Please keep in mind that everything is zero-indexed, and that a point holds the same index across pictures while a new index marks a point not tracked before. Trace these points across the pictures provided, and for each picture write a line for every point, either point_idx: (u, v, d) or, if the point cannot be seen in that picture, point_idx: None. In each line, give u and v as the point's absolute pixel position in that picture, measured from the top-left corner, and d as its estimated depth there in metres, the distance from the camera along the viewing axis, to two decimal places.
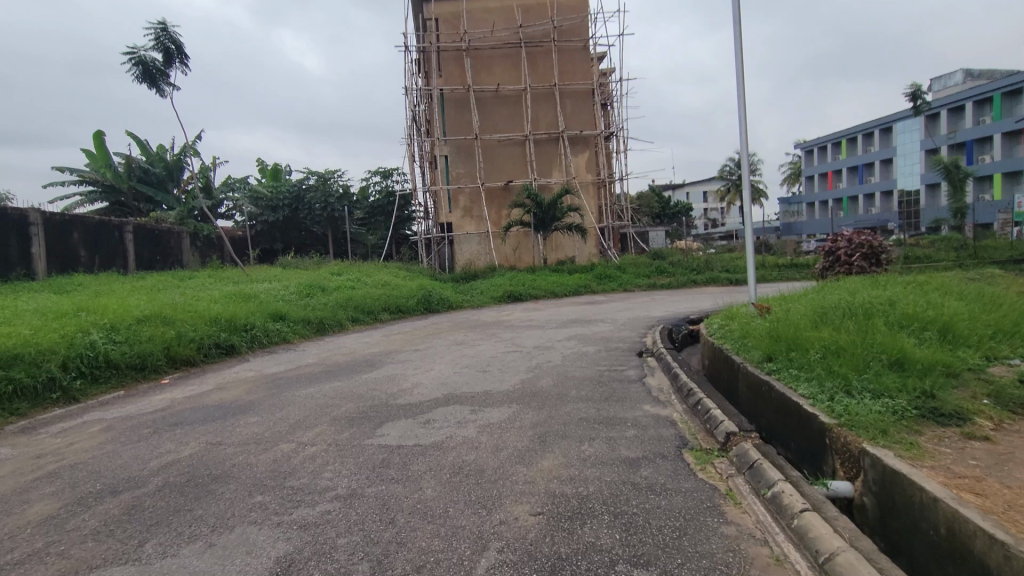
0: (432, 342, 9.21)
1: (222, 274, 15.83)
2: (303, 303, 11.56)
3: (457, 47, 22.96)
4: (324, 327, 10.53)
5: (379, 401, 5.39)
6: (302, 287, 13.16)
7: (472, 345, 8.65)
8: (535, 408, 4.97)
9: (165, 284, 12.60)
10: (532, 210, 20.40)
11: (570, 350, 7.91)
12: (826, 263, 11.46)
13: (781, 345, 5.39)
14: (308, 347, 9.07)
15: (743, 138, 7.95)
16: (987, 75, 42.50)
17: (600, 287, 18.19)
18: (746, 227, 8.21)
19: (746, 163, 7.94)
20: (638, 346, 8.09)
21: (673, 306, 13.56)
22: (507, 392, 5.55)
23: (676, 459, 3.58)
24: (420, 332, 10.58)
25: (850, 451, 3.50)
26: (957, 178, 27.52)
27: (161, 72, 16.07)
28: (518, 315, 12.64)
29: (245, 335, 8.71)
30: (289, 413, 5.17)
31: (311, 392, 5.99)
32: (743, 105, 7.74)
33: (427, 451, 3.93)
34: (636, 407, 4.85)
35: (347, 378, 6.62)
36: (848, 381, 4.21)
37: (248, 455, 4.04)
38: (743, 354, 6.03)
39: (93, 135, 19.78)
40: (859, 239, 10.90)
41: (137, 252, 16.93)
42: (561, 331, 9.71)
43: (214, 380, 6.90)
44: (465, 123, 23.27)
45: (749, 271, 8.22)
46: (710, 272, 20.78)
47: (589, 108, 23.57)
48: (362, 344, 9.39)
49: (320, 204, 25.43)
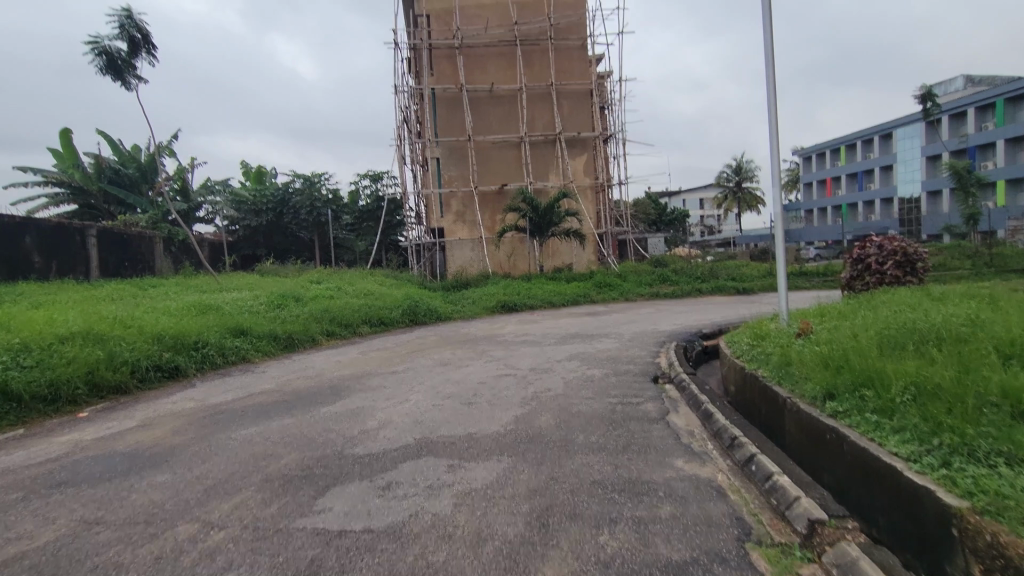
0: (413, 362, 8.00)
1: (190, 282, 14.63)
2: (271, 316, 10.36)
3: (449, 45, 21.83)
4: (293, 343, 9.35)
5: (333, 450, 4.19)
6: (274, 297, 11.93)
7: (458, 367, 7.45)
8: (532, 463, 3.79)
9: (121, 294, 11.36)
10: (527, 214, 19.28)
11: (572, 374, 6.71)
12: (853, 271, 10.20)
13: (844, 378, 4.23)
14: (270, 368, 7.85)
15: (775, 128, 7.04)
16: (989, 81, 41.78)
17: (599, 295, 17.07)
18: (779, 229, 7.05)
19: (777, 154, 7.06)
20: (651, 368, 6.89)
21: (681, 318, 12.46)
22: (496, 438, 4.37)
23: (742, 569, 2.42)
24: (402, 349, 9.36)
25: (1006, 558, 2.34)
26: (970, 183, 26.44)
27: (127, 63, 14.89)
28: (512, 328, 11.47)
29: (195, 355, 7.51)
30: (211, 468, 3.94)
31: (252, 434, 4.79)
32: (773, 91, 6.85)
33: (379, 544, 2.75)
34: (665, 464, 3.68)
35: (303, 413, 5.40)
36: (963, 436, 3.04)
37: (124, 549, 2.82)
38: (789, 386, 4.89)
39: (60, 132, 18.51)
40: (892, 245, 9.85)
41: (102, 258, 15.71)
42: (560, 349, 8.50)
43: (142, 413, 5.70)
44: (457, 124, 22.11)
45: (779, 281, 7.10)
46: (715, 280, 19.61)
47: (587, 109, 22.56)
48: (333, 364, 8.18)
49: (306, 210, 24.40)
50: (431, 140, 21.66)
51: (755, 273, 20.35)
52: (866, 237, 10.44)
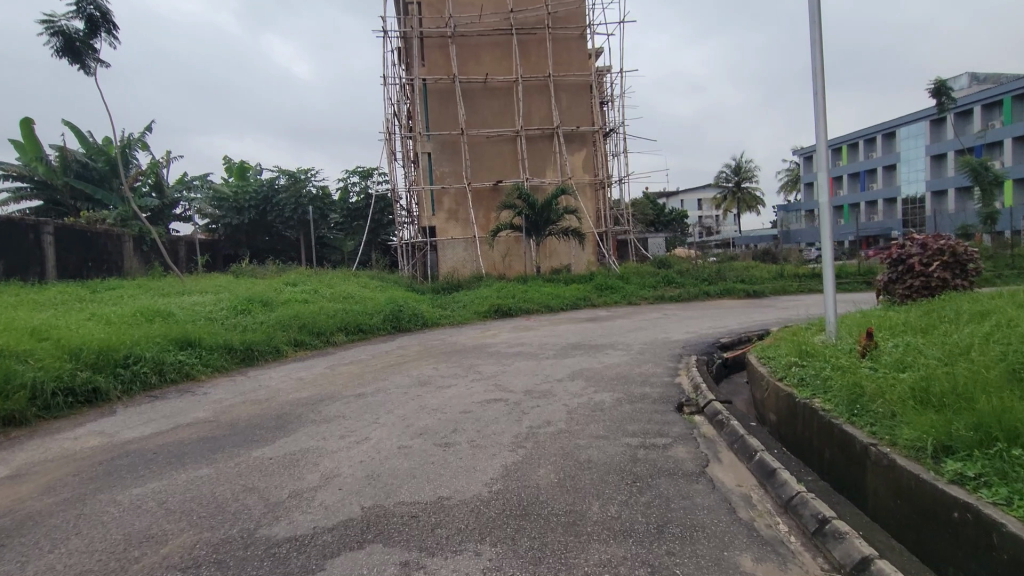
0: (388, 381, 6.76)
1: (152, 283, 13.38)
2: (231, 323, 9.11)
3: (442, 33, 20.55)
4: (251, 355, 8.07)
5: (241, 531, 2.95)
6: (238, 301, 10.63)
7: (439, 389, 6.19)
8: (527, 560, 2.56)
9: (62, 297, 10.08)
10: (523, 212, 17.97)
11: (576, 401, 5.44)
12: (891, 275, 8.99)
13: (965, 427, 3.04)
14: (215, 389, 6.57)
15: (820, 96, 5.83)
16: (994, 78, 40.85)
17: (600, 298, 15.78)
18: (825, 228, 5.87)
19: (822, 131, 5.88)
20: (674, 393, 5.63)
21: (694, 325, 11.26)
22: (479, 508, 3.12)
23: None
24: (379, 363, 8.11)
25: None
26: (987, 181, 25.34)
27: (86, 45, 13.52)
28: (505, 337, 10.24)
29: (121, 375, 6.25)
30: (55, 565, 2.68)
31: (149, 494, 3.53)
32: (819, 57, 5.75)
33: None
34: (727, 566, 2.46)
35: (227, 458, 4.13)
36: None
37: None
38: (867, 427, 3.68)
39: (21, 121, 17.06)
40: (937, 245, 8.69)
41: (61, 256, 14.41)
42: (560, 365, 7.27)
43: (24, 455, 4.43)
44: (450, 117, 20.83)
45: (825, 283, 5.91)
46: (724, 282, 18.39)
47: (587, 102, 21.34)
48: (295, 382, 6.90)
49: (291, 206, 23.25)
50: (421, 134, 20.44)
51: (765, 275, 19.15)
52: (904, 235, 9.26)
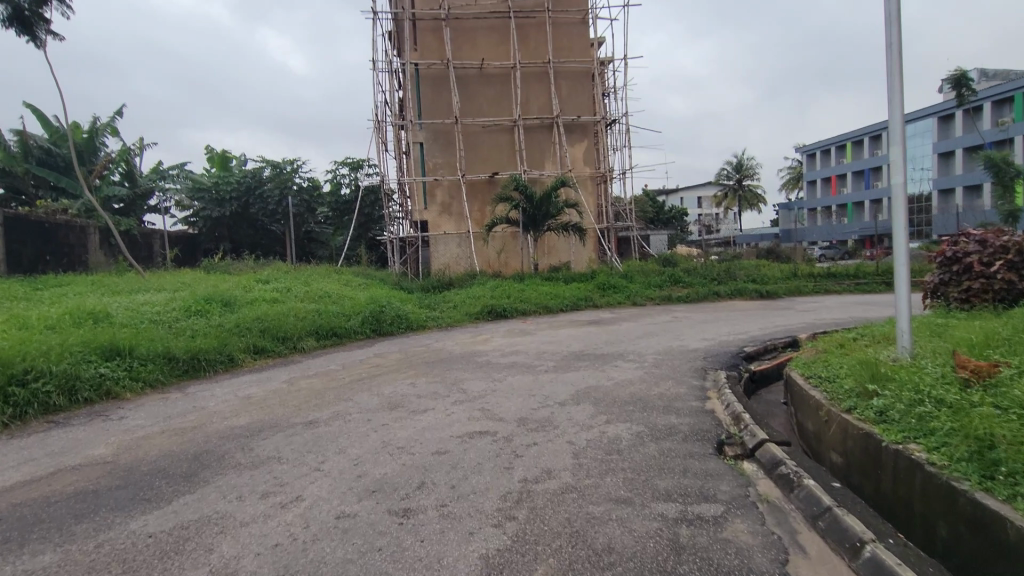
0: (350, 403, 5.49)
1: (107, 279, 12.08)
2: (178, 327, 7.87)
3: (435, 16, 19.23)
4: (196, 365, 6.82)
5: None
6: (195, 301, 9.34)
7: (413, 415, 4.93)
8: None
9: None
10: (520, 205, 16.66)
11: (584, 437, 4.18)
12: (943, 275, 7.77)
13: None
14: (136, 412, 5.31)
15: (896, 55, 4.68)
16: (1004, 75, 39.57)
17: (603, 299, 14.50)
18: (898, 220, 4.67)
19: (899, 97, 4.67)
20: (711, 426, 4.39)
21: (711, 330, 10.01)
22: None
23: None
24: (346, 376, 6.81)
25: None
26: (1008, 176, 23.77)
27: (36, 14, 12.20)
28: (498, 342, 8.96)
29: (14, 396, 5.03)
30: None
31: None
32: (894, 2, 4.67)
33: None
34: None
35: (92, 534, 2.87)
36: None
37: None
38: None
39: None
40: (999, 241, 7.44)
41: (15, 247, 13.16)
42: (561, 382, 6.00)
43: None
44: (443, 105, 19.52)
45: (898, 287, 4.68)
46: (733, 282, 17.19)
47: (588, 91, 20.04)
48: (239, 403, 5.63)
49: (275, 198, 21.95)
50: (414, 122, 19.16)
51: (777, 275, 17.89)
52: (959, 230, 8.02)
